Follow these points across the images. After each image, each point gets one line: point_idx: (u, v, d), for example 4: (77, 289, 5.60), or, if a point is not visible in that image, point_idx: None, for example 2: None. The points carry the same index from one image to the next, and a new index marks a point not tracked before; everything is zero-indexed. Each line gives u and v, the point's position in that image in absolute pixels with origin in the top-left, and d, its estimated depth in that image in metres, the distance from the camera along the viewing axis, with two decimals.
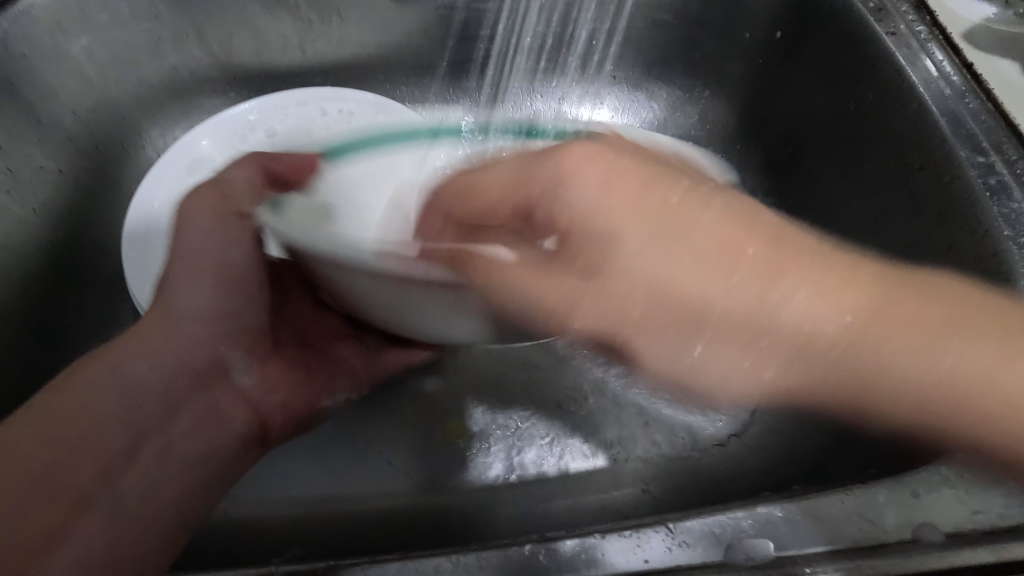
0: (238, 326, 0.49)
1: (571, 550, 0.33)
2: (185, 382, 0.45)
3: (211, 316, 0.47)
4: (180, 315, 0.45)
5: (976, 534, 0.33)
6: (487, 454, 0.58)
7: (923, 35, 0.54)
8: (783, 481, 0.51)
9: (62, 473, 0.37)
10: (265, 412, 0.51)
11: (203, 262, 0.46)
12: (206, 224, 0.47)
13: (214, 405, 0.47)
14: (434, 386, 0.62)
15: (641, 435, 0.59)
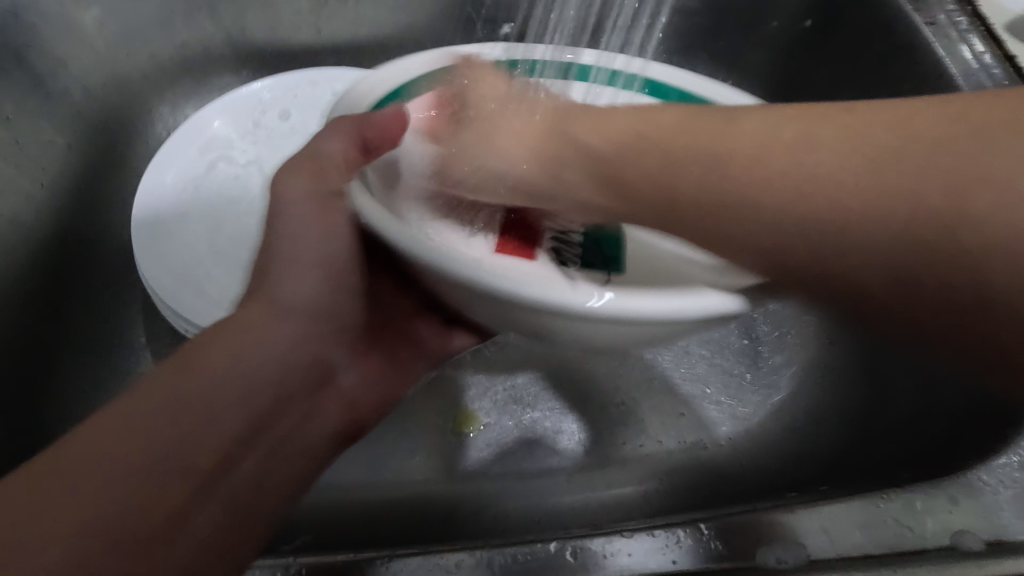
0: (341, 322, 0.44)
1: (597, 549, 0.32)
2: (298, 381, 0.41)
3: (321, 308, 0.42)
4: (283, 310, 0.40)
5: (1016, 543, 0.32)
6: (490, 432, 0.58)
7: (964, 25, 0.51)
8: (802, 481, 0.50)
9: (176, 469, 0.34)
10: (360, 415, 0.48)
11: (321, 252, 0.40)
12: (314, 218, 0.40)
13: (311, 410, 0.43)
14: (446, 375, 0.61)
15: (654, 431, 0.58)
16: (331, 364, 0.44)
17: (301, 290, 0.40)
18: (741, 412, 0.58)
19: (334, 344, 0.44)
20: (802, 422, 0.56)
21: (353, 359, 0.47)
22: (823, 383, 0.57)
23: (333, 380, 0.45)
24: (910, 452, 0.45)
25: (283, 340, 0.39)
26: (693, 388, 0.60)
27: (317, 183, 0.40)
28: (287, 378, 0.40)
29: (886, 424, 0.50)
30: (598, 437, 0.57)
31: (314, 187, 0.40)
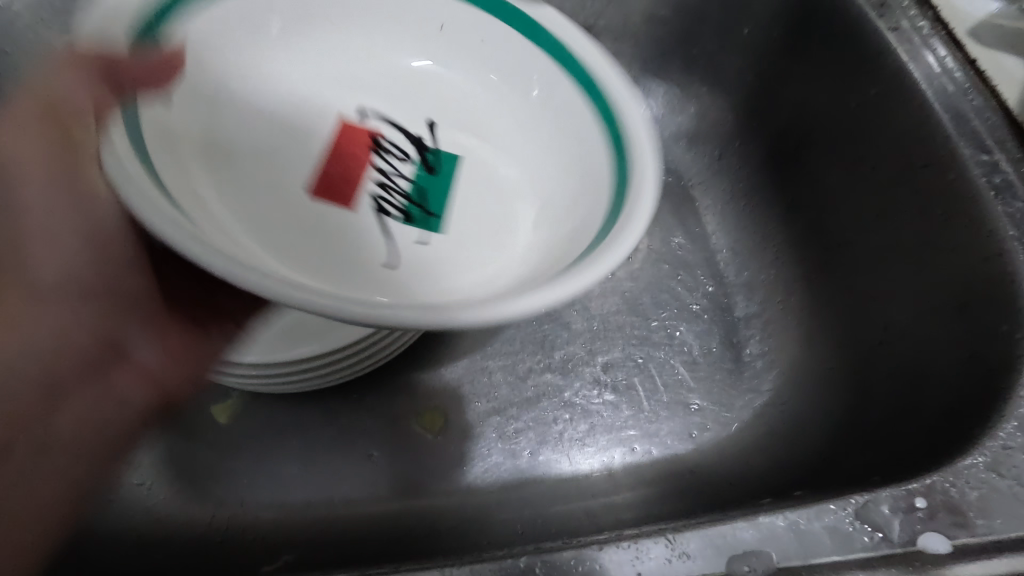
0: (108, 283, 0.46)
1: (569, 561, 0.32)
2: (75, 368, 0.43)
3: (85, 291, 0.45)
4: (48, 295, 0.43)
5: (984, 545, 0.32)
6: (480, 465, 0.57)
7: (925, 30, 0.52)
8: (783, 485, 0.50)
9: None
10: (169, 389, 0.48)
11: (47, 219, 0.43)
12: (61, 182, 0.42)
13: (115, 390, 0.45)
14: (425, 388, 0.60)
15: (639, 440, 0.58)
16: (114, 337, 0.46)
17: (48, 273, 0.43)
18: (723, 416, 0.58)
19: (127, 322, 0.47)
20: (784, 426, 0.56)
21: (150, 330, 0.48)
22: (805, 386, 0.57)
23: (130, 354, 0.47)
24: (889, 455, 0.46)
25: (41, 325, 0.42)
26: (676, 394, 0.60)
27: (54, 134, 0.41)
28: (60, 361, 0.43)
29: (865, 425, 0.50)
30: (581, 446, 0.58)
31: (58, 148, 0.41)
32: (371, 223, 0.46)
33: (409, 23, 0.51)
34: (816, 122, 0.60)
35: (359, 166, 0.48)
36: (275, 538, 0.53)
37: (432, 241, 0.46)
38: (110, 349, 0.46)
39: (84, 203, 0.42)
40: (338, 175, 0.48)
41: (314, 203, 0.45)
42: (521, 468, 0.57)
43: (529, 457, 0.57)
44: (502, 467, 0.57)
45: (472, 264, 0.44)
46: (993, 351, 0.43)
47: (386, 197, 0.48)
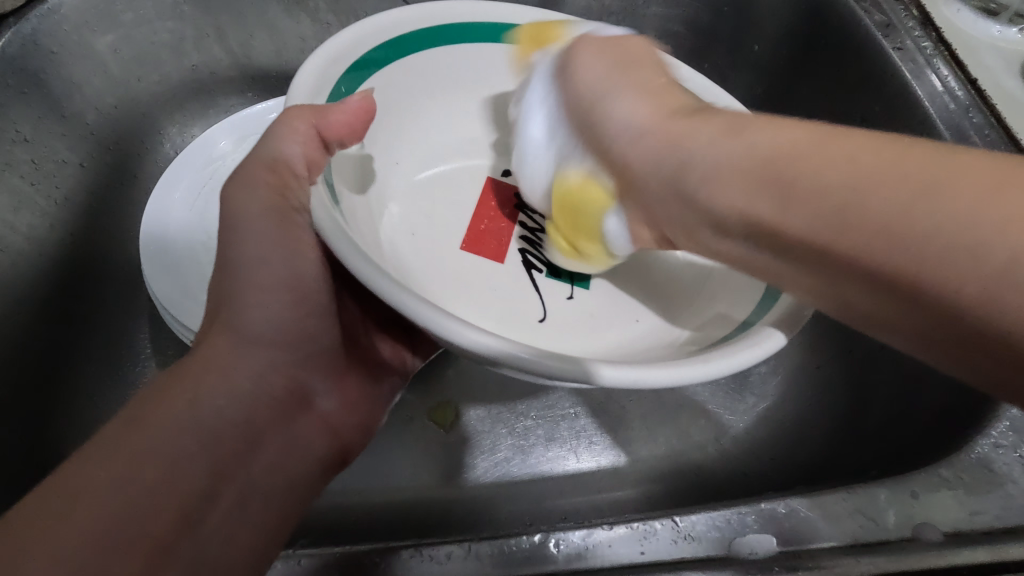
0: (315, 346, 0.47)
1: (579, 541, 0.33)
2: (267, 415, 0.43)
3: (285, 338, 0.44)
4: (250, 339, 0.42)
5: (973, 534, 0.34)
6: (490, 451, 0.59)
7: (929, 50, 0.55)
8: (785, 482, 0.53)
9: (125, 544, 0.33)
10: (345, 437, 0.49)
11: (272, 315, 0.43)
12: (272, 234, 0.42)
13: (299, 436, 0.45)
14: (439, 383, 0.63)
15: (644, 438, 0.60)
16: (303, 376, 0.47)
17: (264, 318, 0.42)
18: (729, 420, 0.60)
19: (314, 368, 0.48)
20: (784, 430, 0.58)
21: (332, 383, 0.49)
22: (807, 392, 0.59)
23: (314, 403, 0.48)
24: (880, 452, 0.49)
25: (238, 376, 0.41)
26: (684, 396, 0.62)
27: (273, 193, 0.43)
28: (257, 412, 0.42)
29: (865, 428, 0.52)
30: (589, 443, 0.60)
31: (270, 208, 0.42)
32: (522, 276, 0.50)
33: None
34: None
35: (506, 221, 0.52)
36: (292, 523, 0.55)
37: (576, 295, 0.49)
38: (296, 395, 0.46)
39: (278, 277, 0.43)
40: (488, 228, 0.51)
41: (466, 257, 0.49)
42: (530, 463, 0.58)
43: (540, 453, 0.59)
44: (511, 462, 0.59)
45: (617, 327, 0.48)
46: None
47: (533, 251, 0.51)
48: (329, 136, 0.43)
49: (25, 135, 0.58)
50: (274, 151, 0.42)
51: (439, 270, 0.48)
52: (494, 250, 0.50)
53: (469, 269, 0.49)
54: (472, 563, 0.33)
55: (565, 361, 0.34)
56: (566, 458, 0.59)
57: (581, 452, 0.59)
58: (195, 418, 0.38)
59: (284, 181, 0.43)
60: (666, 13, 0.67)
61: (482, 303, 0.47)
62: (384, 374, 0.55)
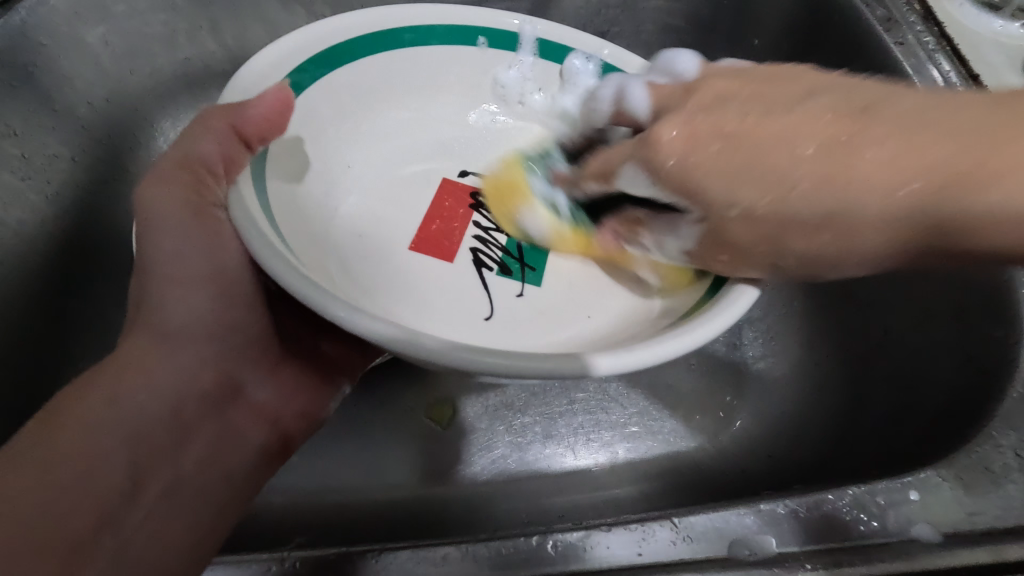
0: (240, 339, 0.49)
1: (577, 542, 0.33)
2: (192, 410, 0.45)
3: (208, 333, 0.46)
4: (167, 336, 0.44)
5: (973, 534, 0.33)
6: (488, 445, 0.59)
7: (931, 45, 0.54)
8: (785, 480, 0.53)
9: (46, 542, 0.35)
10: (283, 426, 0.51)
11: (193, 314, 0.45)
12: (185, 232, 0.44)
13: (228, 428, 0.48)
14: (435, 380, 0.62)
15: (642, 436, 0.60)
16: (233, 374, 0.49)
17: (183, 315, 0.45)
18: (727, 417, 0.60)
19: (244, 363, 0.50)
20: (781, 427, 0.58)
21: (265, 377, 0.52)
22: (805, 390, 0.58)
23: (244, 396, 0.50)
24: (883, 451, 0.49)
25: (159, 373, 0.43)
26: (682, 394, 0.61)
27: (187, 194, 0.44)
28: (180, 407, 0.44)
29: (863, 426, 0.52)
30: (586, 441, 0.59)
31: (181, 210, 0.44)
32: (469, 274, 0.49)
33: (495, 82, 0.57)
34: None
35: (459, 221, 0.51)
36: (287, 521, 0.54)
37: (526, 292, 0.49)
38: (223, 388, 0.48)
39: (197, 273, 0.45)
40: (440, 228, 0.51)
41: (413, 258, 0.49)
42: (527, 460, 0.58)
43: (536, 450, 0.59)
44: (509, 458, 0.58)
45: (567, 328, 0.46)
46: (989, 355, 0.45)
47: (484, 250, 0.50)
48: (250, 134, 0.43)
49: (15, 129, 0.57)
50: (197, 153, 0.44)
51: (384, 271, 0.47)
52: (444, 249, 0.50)
53: (416, 269, 0.48)
54: (468, 564, 0.33)
55: (478, 353, 0.33)
56: (562, 455, 0.59)
57: (578, 449, 0.59)
58: (115, 415, 0.40)
59: (200, 182, 0.45)
60: (666, 7, 0.67)
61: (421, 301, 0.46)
62: (334, 374, 0.56)
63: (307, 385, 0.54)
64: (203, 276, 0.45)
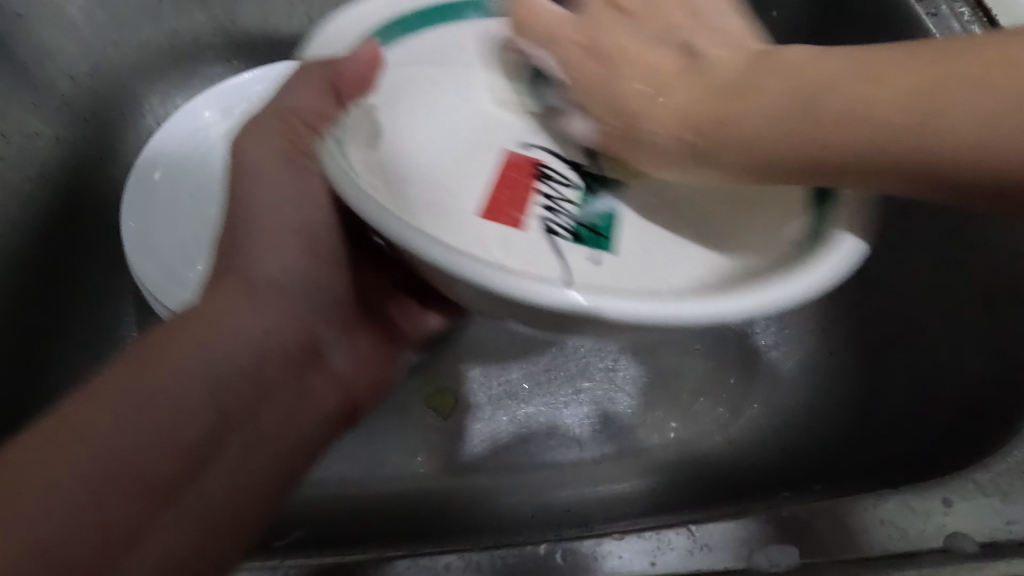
0: (324, 299, 0.46)
1: (587, 552, 0.31)
2: (279, 365, 0.41)
3: (294, 289, 0.43)
4: (266, 285, 0.41)
5: (1010, 544, 0.31)
6: (488, 433, 0.57)
7: (965, 16, 0.50)
8: (799, 477, 0.51)
9: (124, 486, 0.31)
10: (354, 393, 0.49)
11: (288, 266, 0.42)
12: (290, 184, 0.42)
13: (308, 391, 0.44)
14: (437, 368, 0.60)
15: (649, 426, 0.58)
16: (318, 334, 0.45)
17: (279, 266, 0.41)
18: (739, 408, 0.58)
19: (326, 323, 0.46)
20: (795, 418, 0.56)
21: (341, 338, 0.49)
22: (819, 381, 0.56)
23: (325, 358, 0.46)
24: (907, 448, 0.47)
25: (253, 322, 0.40)
26: (693, 384, 0.59)
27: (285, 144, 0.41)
28: (266, 359, 0.40)
29: (881, 421, 0.50)
30: (592, 432, 0.57)
31: (279, 162, 0.42)
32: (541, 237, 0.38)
33: None
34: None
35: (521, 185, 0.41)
36: (285, 514, 0.53)
37: (603, 261, 0.38)
38: (307, 348, 0.44)
39: (283, 225, 0.42)
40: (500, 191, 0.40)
41: (483, 227, 0.39)
42: (531, 452, 0.56)
43: (540, 442, 0.57)
44: (501, 424, 0.57)
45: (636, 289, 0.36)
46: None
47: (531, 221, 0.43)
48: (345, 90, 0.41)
49: None
50: (301, 108, 0.41)
51: (445, 234, 0.37)
52: (507, 215, 0.39)
53: (477, 237, 0.38)
54: None
55: (604, 300, 0.30)
56: (567, 446, 0.57)
57: (584, 440, 0.57)
58: (210, 361, 0.36)
59: (297, 138, 0.41)
60: None
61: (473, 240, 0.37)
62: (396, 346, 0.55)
63: (372, 352, 0.52)
64: (292, 229, 0.42)
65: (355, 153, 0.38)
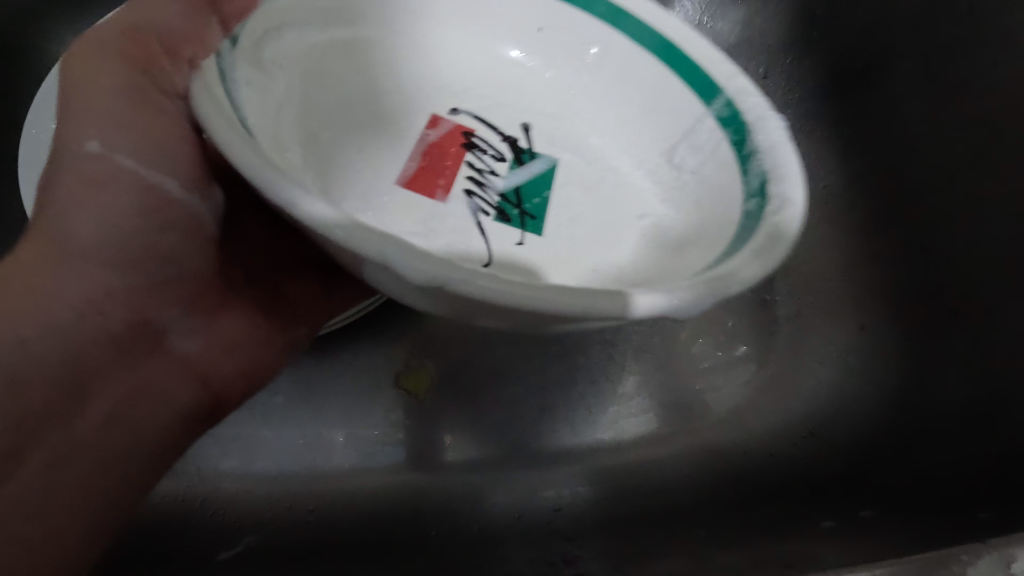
0: (172, 270, 0.38)
1: None
2: (108, 354, 0.36)
3: (128, 253, 0.35)
4: (71, 254, 0.34)
5: None
6: (479, 410, 0.50)
7: None
8: (831, 484, 0.46)
9: None
10: (217, 385, 0.41)
11: (92, 231, 0.34)
12: (139, 132, 0.34)
13: (161, 383, 0.39)
14: (412, 342, 0.51)
15: (651, 409, 0.51)
16: (156, 316, 0.38)
17: (92, 222, 0.34)
18: (762, 390, 0.50)
19: (168, 297, 0.39)
20: (819, 401, 0.49)
21: (197, 320, 0.41)
22: (848, 361, 0.50)
23: (172, 342, 0.40)
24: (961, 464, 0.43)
25: (63, 299, 0.34)
26: (708, 364, 0.51)
27: (134, 68, 0.35)
28: (82, 352, 0.35)
29: (935, 420, 0.45)
30: (587, 415, 0.50)
31: (137, 87, 0.35)
32: (460, 219, 0.36)
33: (574, 58, 0.41)
34: (935, 41, 0.48)
35: (449, 157, 0.38)
36: (243, 517, 0.45)
37: (528, 242, 0.36)
38: (144, 333, 0.38)
39: (116, 167, 0.34)
40: (427, 162, 0.37)
41: (403, 198, 0.36)
42: (520, 439, 0.49)
43: (527, 426, 0.50)
44: (502, 374, 0.51)
45: (604, 252, 0.36)
46: None
47: (482, 194, 0.38)
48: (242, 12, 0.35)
49: None
50: (162, 32, 0.36)
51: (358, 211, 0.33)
52: (435, 187, 0.37)
53: (396, 210, 0.35)
54: None
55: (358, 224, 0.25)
56: (560, 431, 0.50)
57: (578, 425, 0.50)
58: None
59: (157, 67, 0.36)
60: None
61: (421, 222, 0.35)
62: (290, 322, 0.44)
63: (255, 344, 0.43)
64: (119, 176, 0.34)
65: (240, 96, 0.30)
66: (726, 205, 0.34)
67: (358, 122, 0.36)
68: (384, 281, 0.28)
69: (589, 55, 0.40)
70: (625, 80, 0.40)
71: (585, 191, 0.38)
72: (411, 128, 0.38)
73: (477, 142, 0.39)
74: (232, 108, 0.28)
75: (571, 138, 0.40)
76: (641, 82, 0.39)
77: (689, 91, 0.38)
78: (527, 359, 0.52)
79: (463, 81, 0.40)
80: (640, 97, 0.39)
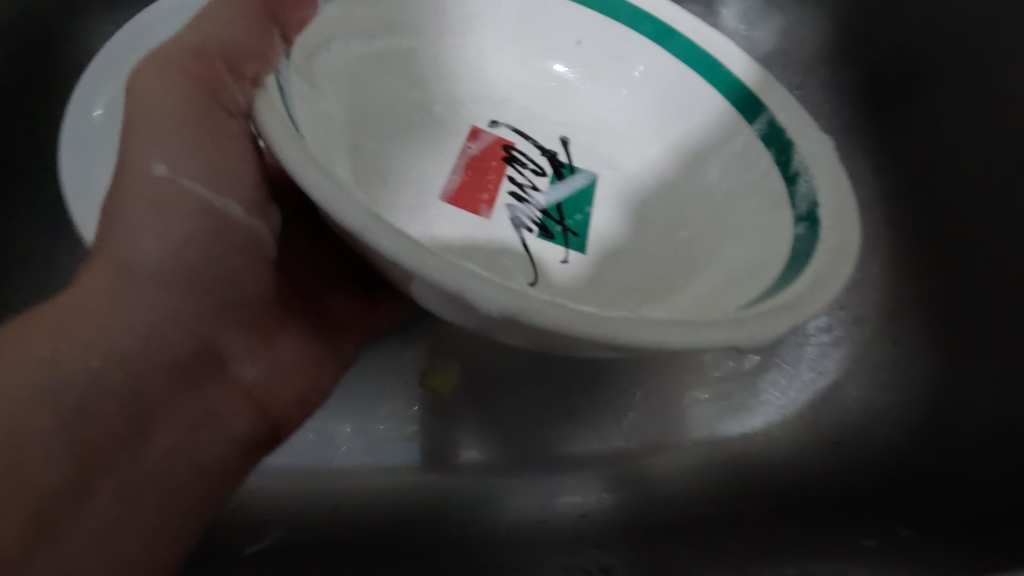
0: (236, 294, 0.36)
1: None
2: (169, 382, 0.34)
3: (197, 279, 0.34)
4: (139, 282, 0.32)
5: None
6: (506, 410, 0.50)
7: None
8: (865, 501, 0.45)
9: None
10: (276, 412, 0.39)
11: (160, 259, 0.32)
12: (200, 154, 0.32)
13: (217, 409, 0.37)
14: (437, 343, 0.51)
15: (679, 418, 0.50)
16: (219, 341, 0.36)
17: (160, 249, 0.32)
18: (795, 403, 0.49)
19: (233, 322, 0.37)
20: (853, 415, 0.48)
21: (256, 343, 0.38)
22: (885, 375, 0.48)
23: (230, 367, 0.38)
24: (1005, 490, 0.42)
25: (123, 325, 0.32)
26: (738, 374, 0.50)
27: (191, 80, 0.32)
28: (145, 381, 0.33)
29: (970, 443, 0.44)
30: (613, 422, 0.50)
31: (197, 99, 0.32)
32: (504, 236, 0.36)
33: (613, 75, 0.40)
34: (986, 52, 0.46)
35: (491, 171, 0.37)
36: (270, 514, 0.46)
37: (571, 259, 0.36)
38: (204, 358, 0.36)
39: (189, 196, 0.32)
40: (470, 176, 0.37)
41: (450, 215, 0.36)
42: (545, 443, 0.49)
43: (553, 431, 0.49)
44: (529, 378, 0.51)
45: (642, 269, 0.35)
46: None
47: (524, 210, 0.37)
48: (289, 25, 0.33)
49: None
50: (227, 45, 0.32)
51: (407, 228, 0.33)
52: (478, 203, 0.36)
53: (442, 227, 0.35)
54: None
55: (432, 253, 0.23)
56: (586, 437, 0.49)
57: (604, 432, 0.50)
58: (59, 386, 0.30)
59: (219, 80, 0.33)
60: None
61: (465, 239, 0.35)
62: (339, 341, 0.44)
63: (310, 368, 0.41)
64: (189, 201, 0.32)
65: (297, 112, 0.29)
66: (771, 226, 0.33)
67: (402, 138, 0.36)
68: (446, 304, 0.27)
69: (626, 74, 0.39)
70: (662, 97, 0.39)
71: (624, 206, 0.37)
72: (454, 144, 0.37)
73: (516, 156, 0.38)
74: (288, 114, 0.27)
75: (610, 154, 0.39)
76: (681, 101, 0.38)
77: (732, 108, 0.37)
78: (553, 363, 0.51)
79: (499, 92, 0.39)
80: (678, 115, 0.38)
